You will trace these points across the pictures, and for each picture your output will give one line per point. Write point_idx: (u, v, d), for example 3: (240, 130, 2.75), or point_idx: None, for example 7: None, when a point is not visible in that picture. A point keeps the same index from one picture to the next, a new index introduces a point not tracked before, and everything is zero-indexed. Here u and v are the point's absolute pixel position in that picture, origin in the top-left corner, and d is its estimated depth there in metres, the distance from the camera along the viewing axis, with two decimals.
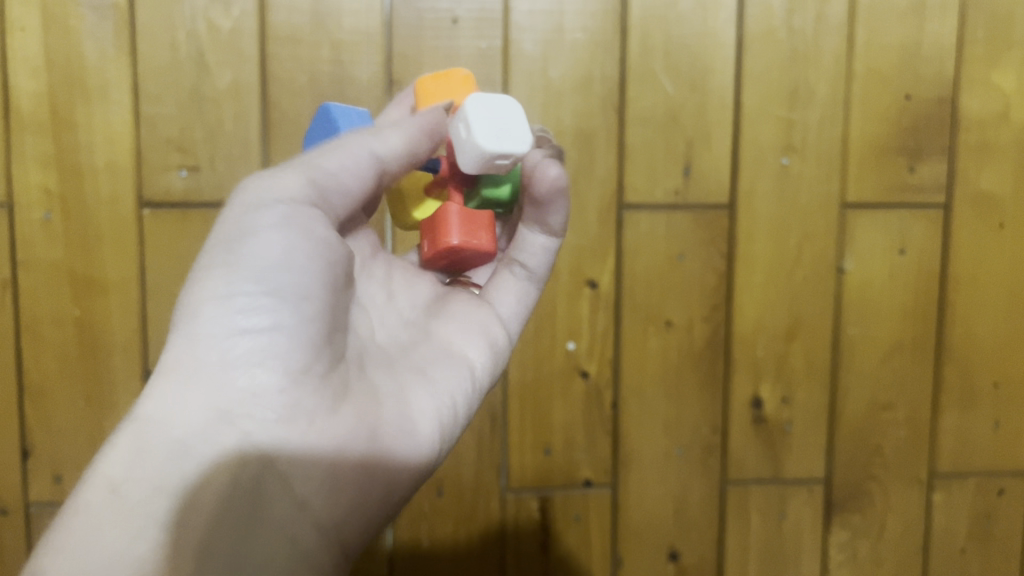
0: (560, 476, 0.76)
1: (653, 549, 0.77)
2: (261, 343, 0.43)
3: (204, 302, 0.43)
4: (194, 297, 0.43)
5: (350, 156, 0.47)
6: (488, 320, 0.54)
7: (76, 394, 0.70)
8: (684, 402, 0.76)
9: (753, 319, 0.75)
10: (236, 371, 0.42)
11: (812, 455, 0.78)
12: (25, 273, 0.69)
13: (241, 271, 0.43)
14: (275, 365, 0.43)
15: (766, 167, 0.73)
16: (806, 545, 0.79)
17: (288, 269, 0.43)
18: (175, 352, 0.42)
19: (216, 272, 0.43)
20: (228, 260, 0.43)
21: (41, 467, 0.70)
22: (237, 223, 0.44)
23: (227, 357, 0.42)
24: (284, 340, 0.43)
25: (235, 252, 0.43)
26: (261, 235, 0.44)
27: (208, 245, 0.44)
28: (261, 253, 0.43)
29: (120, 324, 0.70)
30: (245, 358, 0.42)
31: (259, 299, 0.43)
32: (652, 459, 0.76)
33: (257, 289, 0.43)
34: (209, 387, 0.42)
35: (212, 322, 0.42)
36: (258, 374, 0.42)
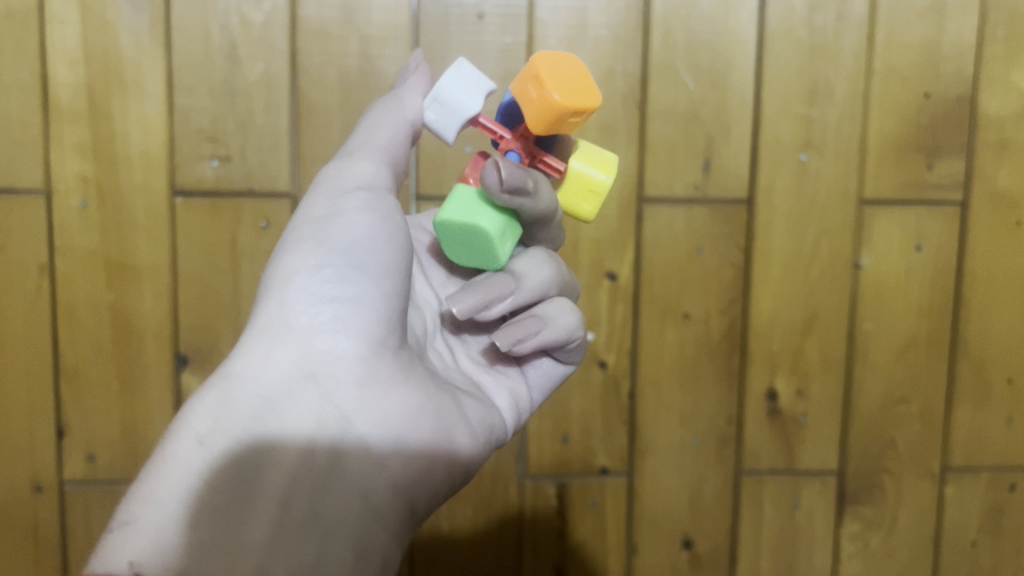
0: (578, 464, 0.77)
1: (668, 537, 0.79)
2: (345, 312, 0.45)
3: (293, 278, 0.45)
4: (282, 273, 0.45)
5: (394, 131, 0.49)
6: (516, 387, 0.54)
7: (110, 376, 0.72)
8: (700, 393, 0.77)
9: (769, 312, 0.76)
10: (316, 337, 0.44)
11: (826, 446, 0.79)
12: (62, 259, 0.71)
13: (324, 248, 0.46)
14: (353, 329, 0.45)
15: (785, 164, 0.74)
16: (819, 535, 0.80)
17: (366, 243, 0.46)
18: (266, 321, 0.45)
19: (305, 248, 0.46)
20: (313, 238, 0.46)
21: (75, 445, 0.73)
22: (322, 205, 0.47)
23: (312, 324, 0.45)
24: (361, 304, 0.45)
25: (319, 228, 0.46)
26: (347, 214, 0.46)
27: (301, 221, 0.47)
28: (344, 231, 0.46)
29: (152, 309, 0.72)
30: (325, 323, 0.45)
31: (340, 266, 0.45)
32: (668, 449, 0.78)
33: (338, 258, 0.45)
34: (294, 353, 0.44)
35: (294, 292, 0.45)
36: (336, 340, 0.44)
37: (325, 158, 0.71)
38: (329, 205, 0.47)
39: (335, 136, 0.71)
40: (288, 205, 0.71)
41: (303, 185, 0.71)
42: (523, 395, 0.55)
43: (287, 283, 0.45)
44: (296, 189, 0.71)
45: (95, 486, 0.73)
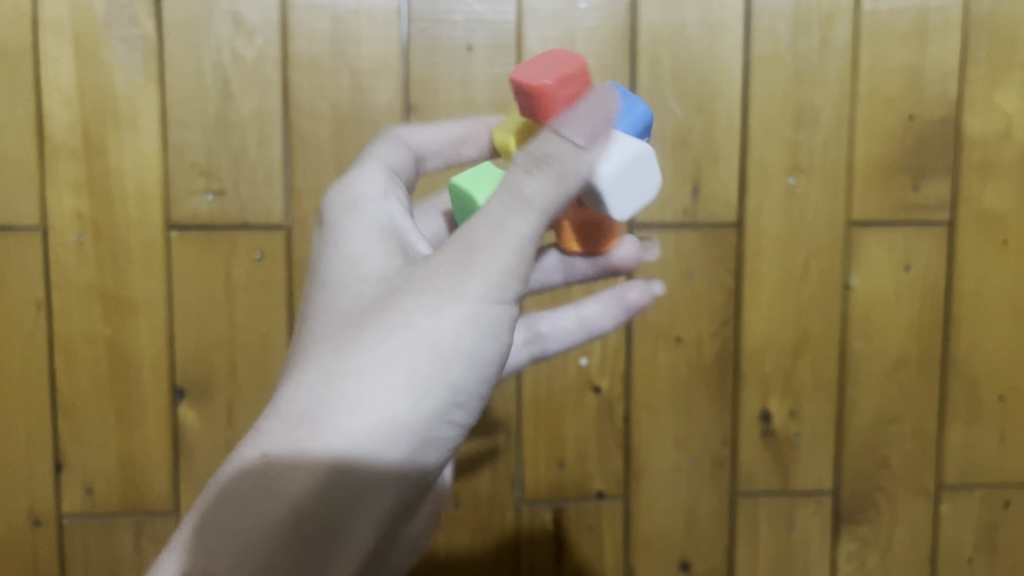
0: (573, 488, 0.78)
1: (665, 559, 0.79)
2: (453, 433, 0.42)
3: (428, 385, 0.41)
4: (419, 372, 0.41)
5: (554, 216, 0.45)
6: None
7: (107, 409, 0.73)
8: (694, 415, 0.78)
9: (761, 333, 0.77)
10: (420, 461, 0.41)
11: (820, 466, 0.79)
12: (58, 294, 0.72)
13: (460, 363, 0.42)
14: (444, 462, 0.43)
15: (772, 187, 0.75)
16: (815, 554, 0.80)
17: (494, 373, 0.43)
18: (387, 421, 0.40)
19: (447, 350, 0.41)
20: (458, 345, 0.42)
21: (73, 478, 0.73)
22: (484, 306, 0.42)
23: (427, 439, 0.41)
24: (462, 434, 0.43)
25: (469, 335, 0.42)
26: (491, 335, 0.43)
27: (456, 309, 0.42)
28: (484, 352, 0.42)
29: (149, 341, 0.73)
30: (430, 454, 0.42)
31: (471, 397, 0.42)
32: (664, 471, 0.78)
33: (470, 388, 0.42)
34: (403, 465, 0.40)
35: (422, 401, 0.41)
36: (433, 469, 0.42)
37: (320, 190, 0.72)
38: (493, 321, 0.42)
39: (327, 169, 0.72)
40: (281, 237, 0.72)
41: (297, 217, 0.72)
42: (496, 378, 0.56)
43: (420, 395, 0.41)
44: (289, 221, 0.72)
45: (94, 519, 0.74)
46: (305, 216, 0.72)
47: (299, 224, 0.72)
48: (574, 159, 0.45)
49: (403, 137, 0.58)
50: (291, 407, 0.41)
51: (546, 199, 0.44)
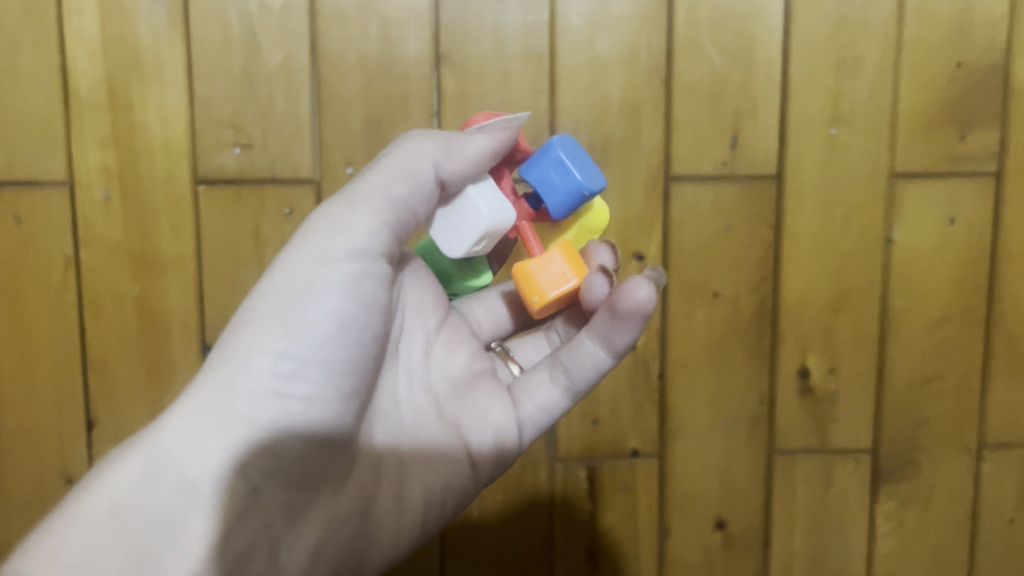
0: (607, 447, 0.77)
1: (700, 518, 0.78)
2: (295, 411, 0.44)
3: (249, 355, 0.43)
4: (242, 344, 0.44)
5: (410, 194, 0.46)
6: (501, 418, 0.53)
7: (138, 367, 0.72)
8: (731, 374, 0.76)
9: (800, 289, 0.75)
10: (274, 428, 0.43)
11: (859, 424, 0.78)
12: (87, 251, 0.71)
13: (291, 334, 0.44)
14: (306, 434, 0.44)
15: (813, 139, 0.73)
16: (852, 513, 0.79)
17: (329, 347, 0.44)
18: (207, 394, 0.43)
19: (265, 324, 0.44)
20: (276, 316, 0.44)
21: (105, 437, 0.73)
22: (300, 274, 0.45)
23: (256, 414, 0.43)
24: (311, 416, 0.44)
25: (294, 308, 0.44)
26: (319, 299, 0.44)
27: (275, 290, 0.45)
28: (315, 320, 0.44)
29: (178, 299, 0.72)
30: (271, 420, 0.43)
31: (303, 371, 0.44)
32: (699, 430, 0.77)
33: (292, 360, 0.43)
34: (216, 435, 0.42)
35: (249, 372, 0.43)
36: (275, 437, 0.43)
37: (350, 144, 0.70)
38: (304, 288, 0.44)
39: (356, 123, 0.70)
40: (311, 192, 0.71)
41: (326, 172, 0.71)
42: (511, 431, 0.53)
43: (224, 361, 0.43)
44: (319, 176, 0.71)
45: None
46: (334, 171, 0.71)
47: (329, 179, 0.71)
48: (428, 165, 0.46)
49: None
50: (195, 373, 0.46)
51: (390, 187, 0.45)
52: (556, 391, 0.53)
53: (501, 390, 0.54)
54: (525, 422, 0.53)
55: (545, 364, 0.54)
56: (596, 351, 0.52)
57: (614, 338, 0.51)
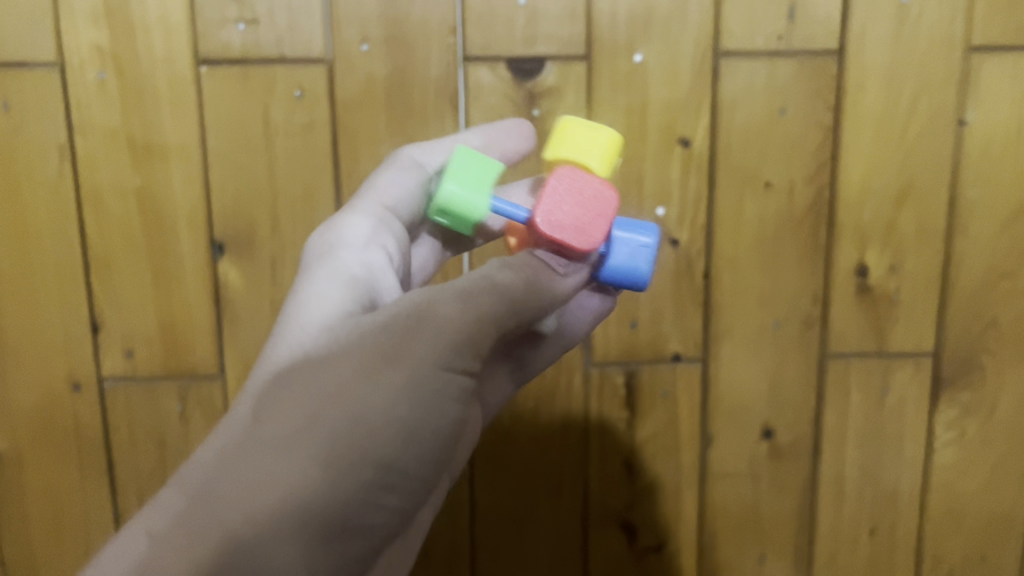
0: (646, 350, 0.71)
1: (746, 427, 0.73)
2: (379, 528, 0.39)
3: (354, 461, 0.37)
4: (345, 443, 0.38)
5: (537, 310, 0.45)
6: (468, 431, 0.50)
7: (143, 266, 0.67)
8: (782, 272, 0.70)
9: (860, 179, 0.69)
10: (348, 543, 0.38)
11: (921, 327, 0.72)
12: (82, 140, 0.65)
13: (405, 443, 0.39)
14: (362, 560, 0.39)
15: (881, 9, 0.66)
16: (909, 422, 0.74)
17: (438, 457, 0.41)
18: (297, 496, 0.36)
19: (378, 421, 0.38)
20: (395, 420, 0.39)
21: (111, 340, 0.68)
22: (420, 372, 0.40)
23: (347, 527, 0.37)
24: (391, 530, 0.40)
25: (408, 413, 0.39)
26: (442, 404, 0.40)
27: (389, 383, 0.39)
28: (430, 426, 0.40)
29: (183, 192, 0.66)
30: (356, 538, 0.38)
31: (401, 487, 0.39)
32: (745, 333, 0.71)
33: (402, 473, 0.39)
34: (304, 551, 0.36)
35: (348, 480, 0.37)
36: (353, 558, 0.38)
37: (365, 19, 0.64)
38: (425, 407, 0.40)
39: None
40: (323, 73, 0.65)
41: (339, 50, 0.64)
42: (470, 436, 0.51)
43: (338, 466, 0.37)
44: (331, 55, 0.64)
45: (136, 382, 0.69)
46: (348, 49, 0.64)
47: (343, 59, 0.64)
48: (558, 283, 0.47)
49: (415, 159, 0.56)
50: (252, 453, 0.37)
51: (514, 301, 0.44)
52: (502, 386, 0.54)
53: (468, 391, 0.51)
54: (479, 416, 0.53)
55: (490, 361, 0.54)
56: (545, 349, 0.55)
57: (570, 331, 0.56)
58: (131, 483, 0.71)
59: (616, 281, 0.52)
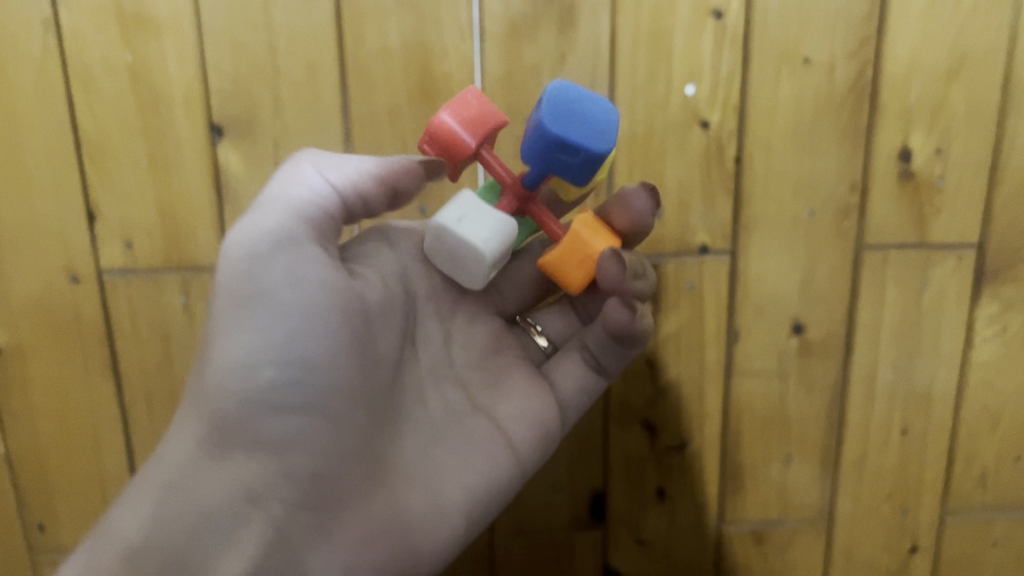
0: (672, 242, 0.67)
1: (776, 323, 0.70)
2: (280, 398, 0.47)
3: (219, 360, 0.47)
4: (216, 350, 0.47)
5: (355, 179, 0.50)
6: (546, 401, 0.58)
7: (138, 150, 0.64)
8: (820, 157, 0.66)
9: (908, 55, 0.64)
10: (267, 432, 0.47)
11: (967, 217, 0.67)
12: (68, 13, 0.61)
13: (258, 328, 0.47)
14: (296, 432, 0.47)
15: None
16: (949, 318, 0.70)
17: (305, 331, 0.47)
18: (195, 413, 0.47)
19: (237, 324, 0.47)
20: (246, 319, 0.47)
21: (109, 230, 0.65)
22: (248, 272, 0.47)
23: (236, 413, 0.46)
24: (298, 402, 0.47)
25: (254, 306, 0.47)
26: (278, 279, 0.47)
27: (226, 296, 0.47)
28: (279, 306, 0.47)
29: (178, 71, 0.62)
30: (263, 426, 0.47)
31: (274, 366, 0.47)
32: (778, 224, 0.67)
33: (263, 354, 0.46)
34: (211, 455, 0.47)
35: (227, 381, 0.46)
36: (272, 434, 0.47)
37: None
38: (259, 292, 0.47)
39: None
40: None
41: None
42: (555, 405, 0.58)
43: (213, 379, 0.47)
44: None
45: (137, 275, 0.66)
46: None
47: None
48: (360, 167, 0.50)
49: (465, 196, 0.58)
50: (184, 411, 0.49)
51: (312, 177, 0.49)
52: (582, 370, 0.59)
53: (536, 377, 0.59)
54: (565, 401, 0.59)
55: (574, 347, 0.60)
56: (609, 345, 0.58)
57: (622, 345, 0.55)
58: (136, 380, 0.69)
59: (548, 151, 0.49)
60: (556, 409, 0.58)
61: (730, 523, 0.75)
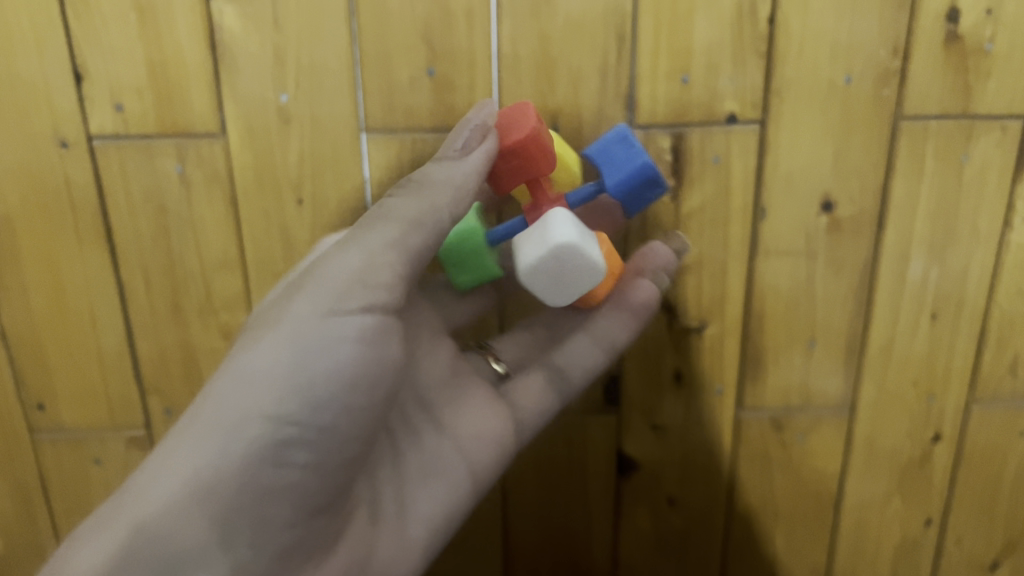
0: (698, 110, 0.63)
1: (805, 199, 0.66)
2: (298, 454, 0.46)
3: (257, 398, 0.46)
4: (253, 383, 0.46)
5: (456, 193, 0.51)
6: (505, 420, 0.61)
7: (125, 4, 0.59)
8: (861, 17, 0.61)
9: None
10: (279, 486, 0.46)
11: (1015, 83, 0.63)
12: None
13: (303, 379, 0.46)
14: (302, 492, 0.47)
15: None
16: (988, 195, 0.66)
17: (348, 394, 0.47)
18: (212, 434, 0.45)
19: (283, 367, 0.46)
20: (293, 365, 0.46)
21: (98, 92, 0.61)
22: (313, 316, 0.47)
23: (259, 460, 0.45)
24: (314, 464, 0.47)
25: (304, 352, 0.47)
26: (337, 333, 0.47)
27: (289, 330, 0.47)
28: (332, 363, 0.47)
29: None
30: (275, 480, 0.46)
31: (307, 423, 0.46)
32: (811, 91, 0.63)
33: (300, 408, 0.46)
34: (219, 490, 0.45)
35: (254, 422, 0.45)
36: (283, 491, 0.46)
37: None
38: (315, 344, 0.47)
39: None
40: None
41: None
42: (514, 425, 0.62)
43: (244, 413, 0.46)
44: None
45: (129, 141, 0.62)
46: None
47: None
48: (449, 158, 0.53)
49: None
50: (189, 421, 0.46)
51: (404, 207, 0.50)
52: (548, 386, 0.64)
53: (497, 396, 0.62)
54: (525, 417, 0.63)
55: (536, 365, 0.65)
56: (591, 351, 0.64)
57: (616, 334, 0.64)
58: (132, 254, 0.66)
59: (640, 184, 0.56)
60: (516, 428, 0.62)
61: (748, 409, 0.73)
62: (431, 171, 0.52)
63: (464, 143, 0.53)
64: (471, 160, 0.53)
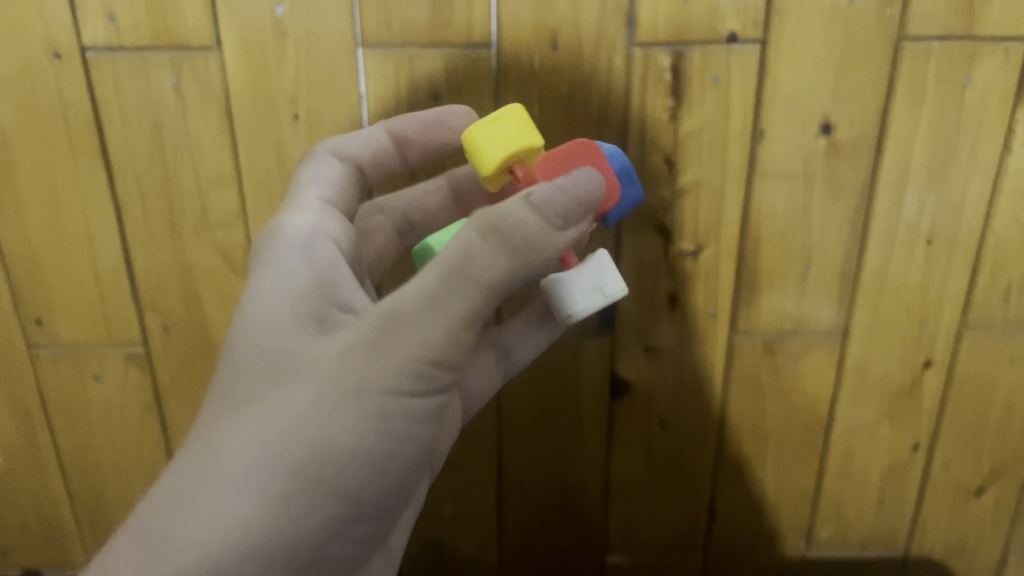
0: (699, 29, 0.62)
1: (804, 122, 0.66)
2: (348, 511, 0.47)
3: (320, 452, 0.46)
4: (316, 438, 0.46)
5: (534, 250, 0.49)
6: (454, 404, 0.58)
7: None
8: None
9: None
10: (330, 540, 0.47)
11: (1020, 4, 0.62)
12: None
13: (364, 440, 0.47)
14: (346, 546, 0.48)
15: None
16: (988, 120, 0.66)
17: (399, 455, 0.48)
18: (270, 484, 0.46)
19: (345, 423, 0.47)
20: (356, 424, 0.47)
21: (90, 2, 0.60)
22: (380, 375, 0.47)
23: (313, 517, 0.46)
24: (363, 520, 0.48)
25: (369, 413, 0.47)
26: (397, 398, 0.47)
27: (354, 387, 0.47)
28: (388, 425, 0.47)
29: None
30: (326, 534, 0.47)
31: (361, 484, 0.47)
32: (814, 11, 0.62)
33: (356, 470, 0.47)
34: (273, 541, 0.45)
35: (315, 481, 0.46)
36: (329, 545, 0.47)
37: None
38: (377, 406, 0.47)
39: None
40: None
41: None
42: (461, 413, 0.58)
43: (305, 469, 0.46)
44: None
45: (123, 54, 0.62)
46: None
47: None
48: (545, 222, 0.50)
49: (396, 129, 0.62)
50: (243, 461, 0.46)
51: (481, 259, 0.48)
52: (495, 372, 0.61)
53: None
54: (470, 401, 0.59)
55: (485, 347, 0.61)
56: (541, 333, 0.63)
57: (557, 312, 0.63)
58: (128, 171, 0.66)
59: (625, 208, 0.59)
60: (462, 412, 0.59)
61: (742, 333, 0.74)
62: (516, 212, 0.49)
63: (565, 210, 0.51)
64: (554, 223, 0.50)
